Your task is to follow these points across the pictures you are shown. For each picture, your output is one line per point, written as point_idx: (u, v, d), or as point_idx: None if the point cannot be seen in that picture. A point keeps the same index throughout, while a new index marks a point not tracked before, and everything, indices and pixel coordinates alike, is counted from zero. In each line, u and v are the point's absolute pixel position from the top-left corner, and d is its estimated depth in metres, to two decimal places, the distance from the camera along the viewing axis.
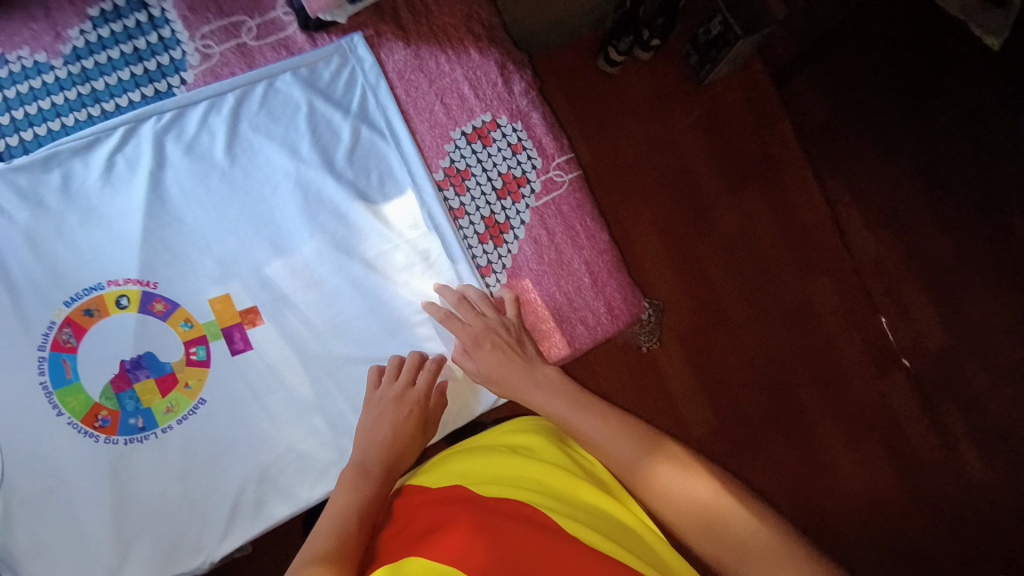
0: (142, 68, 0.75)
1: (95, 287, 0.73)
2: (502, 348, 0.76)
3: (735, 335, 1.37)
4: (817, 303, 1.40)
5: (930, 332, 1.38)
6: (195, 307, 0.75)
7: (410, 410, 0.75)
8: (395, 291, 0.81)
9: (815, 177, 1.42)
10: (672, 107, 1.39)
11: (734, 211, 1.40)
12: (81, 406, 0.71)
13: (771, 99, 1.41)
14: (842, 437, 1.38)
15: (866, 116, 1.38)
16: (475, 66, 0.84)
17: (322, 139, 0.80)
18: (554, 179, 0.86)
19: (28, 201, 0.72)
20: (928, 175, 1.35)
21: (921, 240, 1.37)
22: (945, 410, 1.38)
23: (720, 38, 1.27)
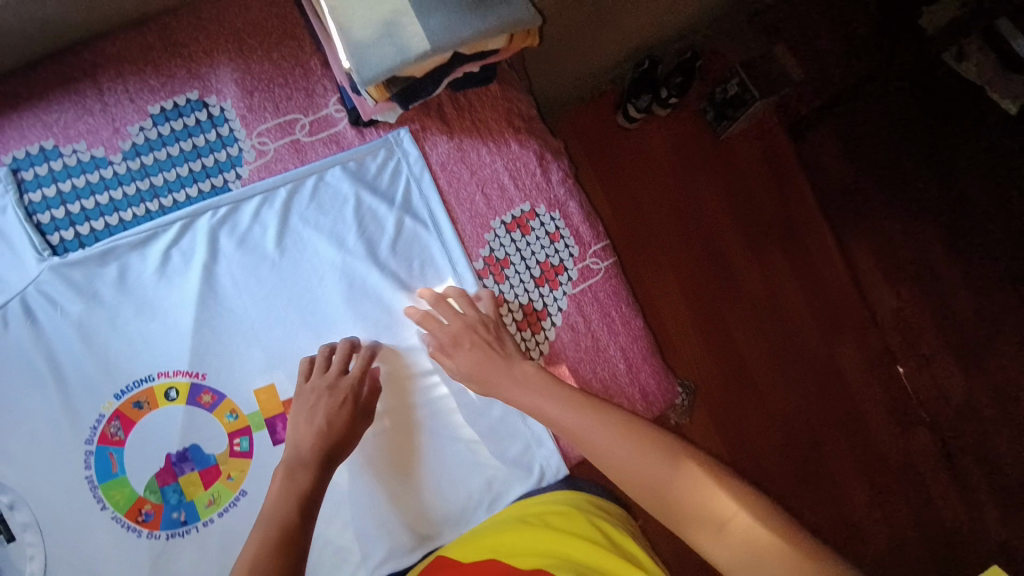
0: (200, 164, 0.79)
1: (146, 380, 0.74)
2: (472, 344, 0.77)
3: (759, 396, 1.35)
4: (840, 363, 1.38)
5: (950, 385, 1.38)
6: (241, 398, 0.76)
7: (343, 399, 0.74)
8: (434, 378, 0.82)
9: (834, 236, 1.39)
10: (692, 164, 1.36)
11: (756, 268, 1.37)
12: (125, 499, 0.73)
13: (788, 157, 1.38)
14: (864, 493, 1.36)
15: (881, 170, 1.39)
16: (515, 157, 0.87)
17: (368, 230, 0.82)
18: (591, 267, 0.87)
19: (83, 295, 0.74)
20: (942, 230, 1.38)
21: (938, 292, 1.39)
22: (965, 461, 1.38)
23: (738, 97, 1.29)
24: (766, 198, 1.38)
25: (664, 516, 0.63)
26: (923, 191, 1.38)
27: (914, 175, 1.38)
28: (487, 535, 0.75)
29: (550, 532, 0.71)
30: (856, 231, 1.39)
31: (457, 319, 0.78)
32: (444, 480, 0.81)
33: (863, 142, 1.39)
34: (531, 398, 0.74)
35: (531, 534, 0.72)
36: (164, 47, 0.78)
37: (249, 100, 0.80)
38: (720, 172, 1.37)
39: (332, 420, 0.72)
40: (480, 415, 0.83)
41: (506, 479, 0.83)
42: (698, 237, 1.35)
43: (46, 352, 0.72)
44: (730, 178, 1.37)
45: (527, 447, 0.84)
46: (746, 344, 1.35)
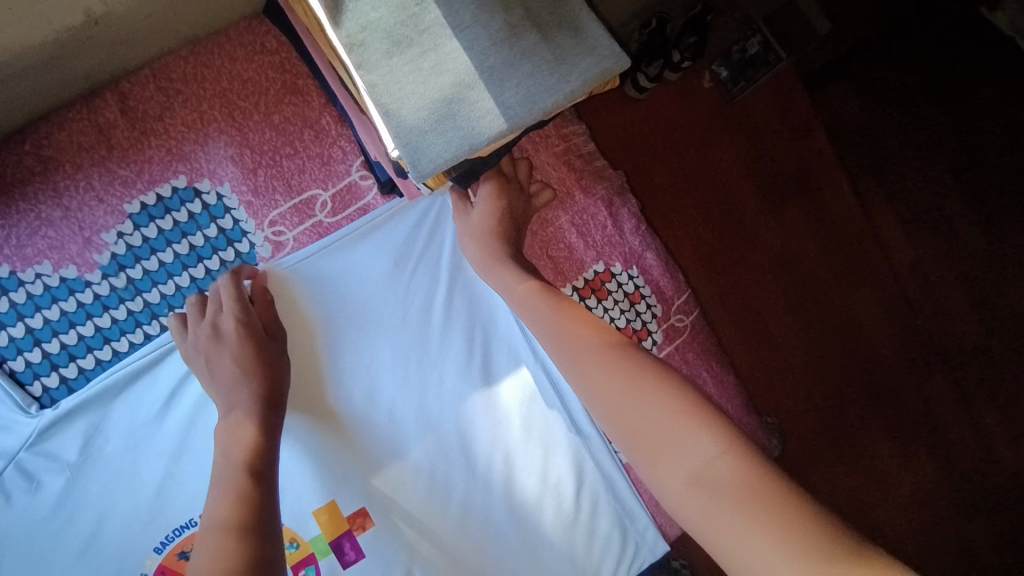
0: (202, 269, 0.65)
1: (187, 524, 0.63)
2: (504, 203, 0.65)
3: (791, 393, 1.08)
4: (877, 349, 1.10)
5: (966, 333, 1.11)
6: (301, 525, 0.67)
7: (238, 339, 0.60)
8: (517, 475, 0.73)
9: (854, 188, 1.09)
10: (711, 130, 1.04)
11: (777, 232, 1.08)
12: None
13: (807, 106, 1.07)
14: (912, 494, 1.10)
15: (901, 103, 1.08)
16: (580, 209, 0.74)
17: (415, 314, 0.71)
18: (676, 324, 0.78)
19: (86, 442, 0.62)
20: (965, 168, 1.10)
21: (964, 239, 1.10)
22: (999, 441, 1.11)
23: (759, 58, 1.01)
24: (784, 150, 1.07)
25: (648, 469, 0.46)
26: (949, 123, 1.09)
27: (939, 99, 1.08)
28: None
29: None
30: (875, 189, 1.10)
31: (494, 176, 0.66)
32: None
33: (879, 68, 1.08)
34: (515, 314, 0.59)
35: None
36: (130, 124, 0.63)
37: (252, 181, 0.65)
38: (738, 138, 1.05)
39: (240, 364, 0.59)
40: (568, 505, 0.74)
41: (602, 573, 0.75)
42: (723, 210, 1.05)
43: (63, 516, 0.61)
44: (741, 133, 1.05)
45: (620, 530, 0.76)
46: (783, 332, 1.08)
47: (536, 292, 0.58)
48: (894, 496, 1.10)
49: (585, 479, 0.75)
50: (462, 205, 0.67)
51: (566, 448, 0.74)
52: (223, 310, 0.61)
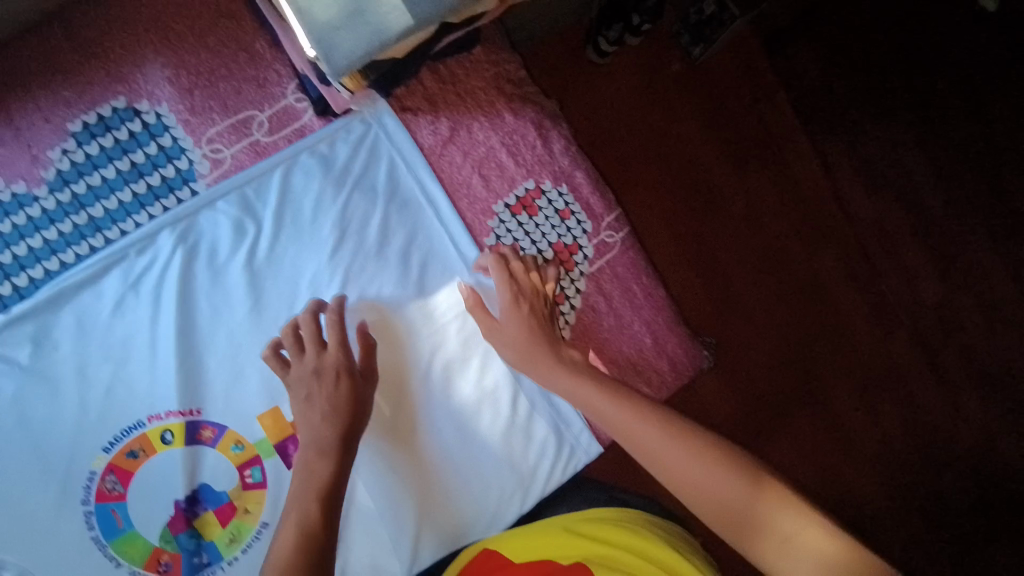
0: (143, 185, 0.66)
1: (136, 426, 0.66)
2: (528, 311, 0.69)
3: (753, 335, 1.16)
4: (825, 281, 1.19)
5: (927, 285, 1.20)
6: (245, 428, 0.68)
7: (335, 377, 0.63)
8: (455, 384, 0.76)
9: (815, 147, 1.19)
10: (662, 87, 1.15)
11: (738, 189, 1.17)
12: (140, 553, 0.66)
13: (764, 63, 1.17)
14: (867, 423, 1.18)
15: (861, 65, 1.18)
16: (511, 130, 0.75)
17: (352, 232, 0.71)
18: (606, 241, 0.80)
19: (40, 347, 0.64)
20: (926, 125, 1.19)
21: (922, 192, 1.20)
22: (955, 381, 1.20)
23: (715, 18, 1.08)
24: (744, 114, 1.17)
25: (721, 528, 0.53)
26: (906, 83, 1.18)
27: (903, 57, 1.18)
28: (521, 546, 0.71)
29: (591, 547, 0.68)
30: (836, 147, 1.19)
31: (506, 282, 0.70)
32: (476, 481, 0.77)
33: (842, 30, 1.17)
34: (556, 378, 0.66)
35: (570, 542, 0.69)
36: (74, 49, 0.65)
37: (189, 100, 0.67)
38: (693, 94, 1.16)
39: (333, 404, 0.62)
40: (506, 412, 0.78)
41: (541, 472, 0.79)
42: (682, 163, 1.16)
43: (17, 416, 0.63)
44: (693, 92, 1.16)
45: (555, 436, 0.80)
46: (744, 286, 1.16)
47: (548, 362, 0.67)
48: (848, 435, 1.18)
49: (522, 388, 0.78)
50: (481, 311, 0.72)
51: (504, 360, 0.77)
52: (326, 346, 0.64)
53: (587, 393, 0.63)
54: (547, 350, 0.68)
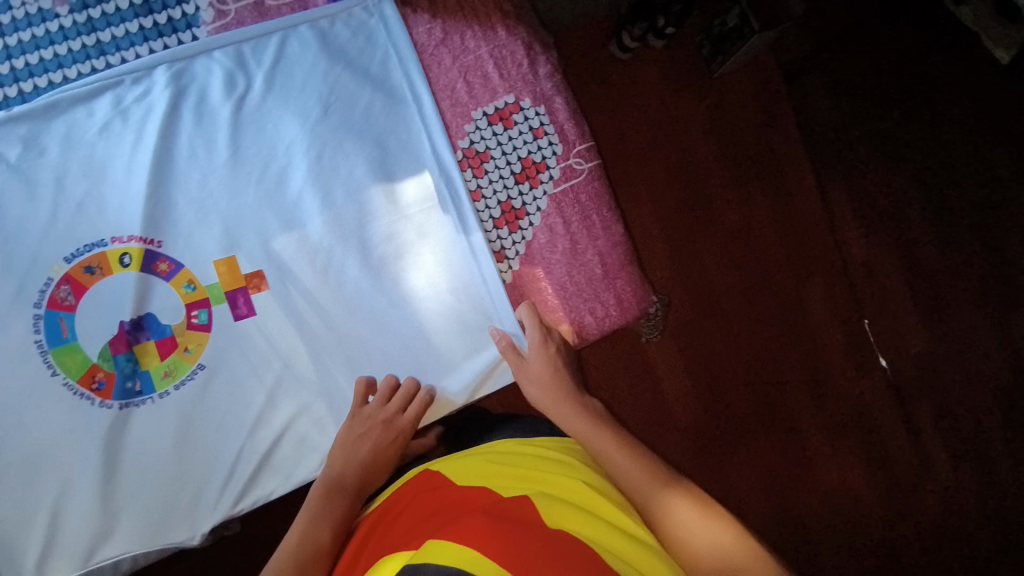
0: (151, 22, 0.71)
1: (98, 244, 0.68)
2: (557, 362, 0.79)
3: (725, 328, 1.41)
4: (805, 300, 1.43)
5: (913, 336, 1.41)
6: (200, 269, 0.70)
7: (394, 438, 0.73)
8: (405, 273, 0.78)
9: (815, 177, 1.45)
10: (682, 94, 1.44)
11: (734, 205, 1.44)
12: (77, 366, 0.68)
13: (778, 94, 1.46)
14: (822, 433, 1.39)
15: (873, 117, 1.44)
16: (501, 45, 0.80)
17: (333, 106, 0.75)
18: (574, 167, 0.83)
19: (28, 150, 0.68)
20: (930, 178, 1.43)
21: (921, 245, 1.43)
22: (923, 415, 1.40)
23: (736, 31, 1.33)
24: (749, 132, 1.45)
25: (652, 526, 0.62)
26: (914, 140, 1.44)
27: (915, 113, 1.44)
28: (428, 475, 0.66)
29: (500, 465, 0.65)
30: (834, 177, 1.45)
31: (541, 334, 0.79)
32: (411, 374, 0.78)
33: (854, 78, 1.45)
34: (562, 409, 0.76)
35: (479, 465, 0.65)
36: None
37: None
38: (709, 106, 1.45)
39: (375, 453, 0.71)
40: (453, 309, 0.79)
41: (477, 377, 0.79)
42: (685, 174, 1.43)
43: None
44: (710, 105, 1.45)
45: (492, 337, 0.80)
46: (725, 297, 1.41)
47: (566, 399, 0.76)
48: (810, 452, 1.38)
49: (472, 290, 0.80)
50: (514, 358, 0.78)
51: (456, 256, 0.79)
52: (391, 403, 0.74)
53: (571, 414, 0.75)
54: (569, 390, 0.78)
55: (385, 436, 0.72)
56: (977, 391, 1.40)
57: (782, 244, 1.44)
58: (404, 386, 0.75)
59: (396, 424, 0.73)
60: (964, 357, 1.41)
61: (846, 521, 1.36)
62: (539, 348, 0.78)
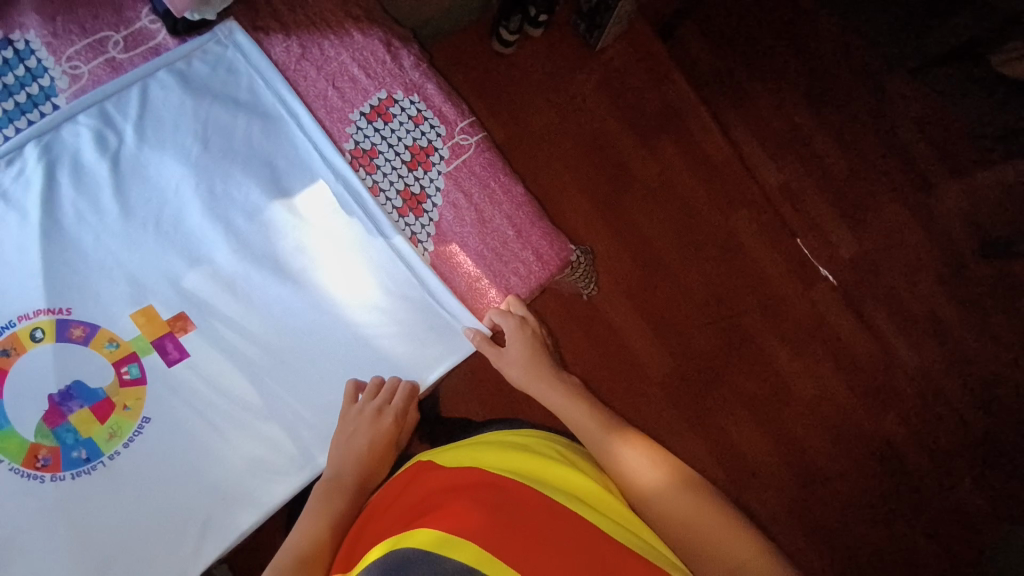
0: (12, 103, 0.73)
1: (7, 325, 0.68)
2: (538, 343, 0.83)
3: (668, 272, 1.48)
4: (737, 231, 1.52)
5: (843, 242, 1.55)
6: (117, 325, 0.71)
7: (388, 429, 0.73)
8: (324, 279, 0.79)
9: (713, 118, 1.57)
10: (573, 71, 1.52)
11: (651, 161, 1.52)
12: (18, 449, 0.67)
13: (660, 54, 1.56)
14: (789, 349, 1.49)
15: (746, 56, 1.60)
16: (360, 47, 0.83)
17: (211, 138, 0.77)
18: (461, 143, 0.86)
19: None
20: (810, 98, 1.61)
21: (823, 156, 1.59)
22: (873, 310, 1.53)
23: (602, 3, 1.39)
24: (648, 91, 1.55)
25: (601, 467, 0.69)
26: (791, 68, 1.61)
27: (784, 44, 1.61)
28: (404, 478, 0.65)
29: (486, 450, 0.65)
30: (732, 116, 1.58)
31: (522, 320, 0.83)
32: (356, 375, 0.78)
33: (719, 26, 1.61)
34: (543, 381, 0.80)
35: (461, 453, 0.65)
36: None
37: (52, 26, 0.74)
38: (599, 79, 1.53)
39: (370, 446, 0.72)
40: (381, 300, 0.80)
41: (423, 360, 0.81)
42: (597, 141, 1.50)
43: None
44: (603, 77, 1.53)
45: (430, 316, 0.82)
46: (658, 244, 1.48)
47: (547, 374, 0.81)
48: (782, 370, 1.48)
49: (397, 278, 0.81)
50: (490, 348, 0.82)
51: (371, 249, 0.80)
52: (378, 396, 0.75)
53: (546, 381, 0.80)
54: (547, 367, 0.82)
55: (380, 430, 0.72)
56: (908, 274, 1.55)
57: (703, 184, 1.54)
58: (370, 386, 0.76)
59: (387, 414, 0.73)
60: (887, 247, 1.56)
61: (830, 423, 1.47)
62: (519, 330, 0.82)
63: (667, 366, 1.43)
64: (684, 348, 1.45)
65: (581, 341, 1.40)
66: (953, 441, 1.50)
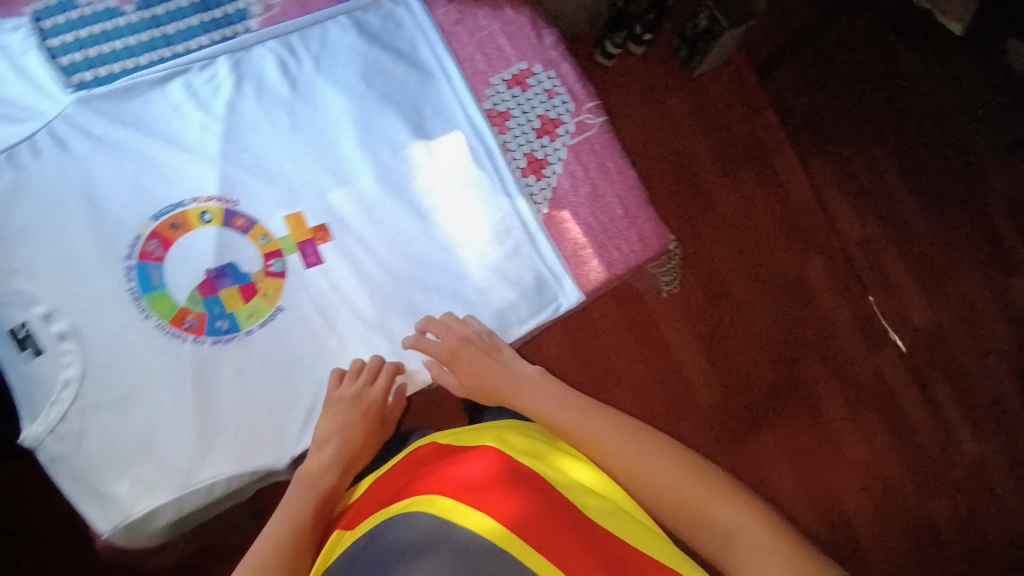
0: (208, 16, 0.84)
1: (180, 204, 0.78)
2: (478, 356, 0.79)
3: (732, 303, 1.53)
4: (809, 279, 1.56)
5: (914, 306, 1.56)
6: (272, 223, 0.80)
7: (368, 411, 0.77)
8: (445, 220, 0.86)
9: (801, 163, 1.60)
10: (669, 92, 1.58)
11: (732, 193, 1.56)
12: (168, 310, 0.77)
13: (755, 90, 1.60)
14: (842, 404, 1.52)
15: (842, 108, 1.61)
16: (509, 21, 0.91)
17: (372, 78, 0.85)
18: (586, 121, 0.92)
19: (116, 122, 0.77)
20: (900, 160, 1.60)
21: (907, 218, 1.59)
22: (934, 383, 1.54)
23: (707, 31, 1.46)
24: (738, 124, 1.59)
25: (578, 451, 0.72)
26: (886, 128, 1.61)
27: (885, 105, 1.61)
28: (399, 463, 0.74)
29: (489, 429, 0.74)
30: (819, 164, 1.60)
31: (456, 338, 0.79)
32: (458, 312, 0.85)
33: (823, 72, 1.61)
34: (491, 393, 0.79)
35: (472, 432, 0.74)
36: None
37: None
38: (692, 103, 1.58)
39: (351, 425, 0.76)
40: (491, 249, 0.87)
41: (519, 311, 0.87)
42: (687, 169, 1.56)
43: (81, 176, 0.75)
44: (699, 100, 1.59)
45: (534, 274, 0.88)
46: (727, 275, 1.53)
47: (485, 388, 0.79)
48: (829, 421, 1.51)
49: (510, 232, 0.88)
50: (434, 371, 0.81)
51: (491, 202, 0.87)
52: (365, 380, 0.78)
53: (493, 387, 0.79)
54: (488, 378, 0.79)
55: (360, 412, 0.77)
56: (977, 350, 1.55)
57: (778, 225, 1.57)
58: (370, 367, 0.79)
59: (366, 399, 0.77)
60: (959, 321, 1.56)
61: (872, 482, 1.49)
62: (451, 364, 0.79)
63: (714, 394, 1.49)
64: (736, 378, 1.50)
65: (634, 353, 1.47)
66: (995, 524, 1.50)
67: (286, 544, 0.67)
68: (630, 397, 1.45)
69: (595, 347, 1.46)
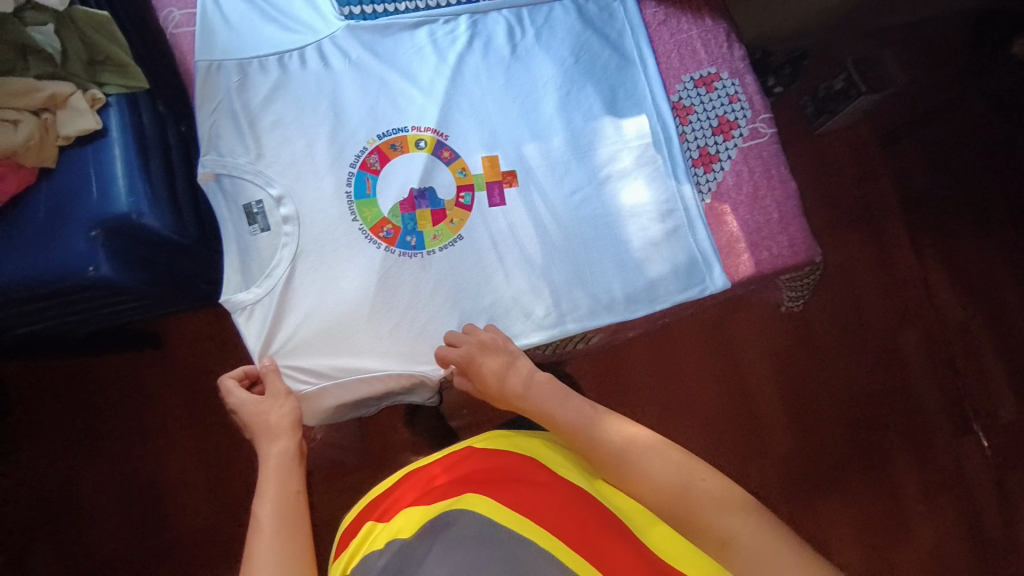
0: None
1: (402, 129, 0.90)
2: (495, 358, 0.80)
3: (824, 353, 1.53)
4: (902, 349, 1.54)
5: (1004, 403, 1.51)
6: (472, 161, 0.91)
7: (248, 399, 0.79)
8: (617, 189, 0.94)
9: (912, 241, 1.59)
10: (786, 142, 1.64)
11: (834, 252, 1.58)
12: (372, 217, 0.87)
13: (876, 157, 1.63)
14: (918, 484, 1.47)
15: (962, 191, 1.61)
16: (708, 29, 1.00)
17: (581, 54, 0.96)
18: (759, 129, 0.98)
19: (370, 52, 0.91)
20: (1012, 255, 1.58)
21: (1012, 313, 1.56)
22: (1014, 489, 1.47)
23: (843, 92, 1.50)
24: (852, 186, 1.62)
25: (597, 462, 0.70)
26: (1003, 221, 1.59)
27: (1006, 199, 1.60)
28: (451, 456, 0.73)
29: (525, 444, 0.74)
30: (928, 240, 1.59)
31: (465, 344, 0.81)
32: (613, 273, 0.92)
33: (952, 153, 1.63)
34: (509, 391, 0.78)
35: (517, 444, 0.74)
36: None
37: None
38: (809, 156, 1.63)
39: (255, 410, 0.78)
40: (653, 223, 0.94)
41: (668, 285, 0.93)
42: None
43: (330, 89, 0.89)
44: (814, 156, 1.63)
45: (690, 253, 0.93)
46: (820, 323, 1.54)
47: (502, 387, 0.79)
48: (899, 497, 1.46)
49: (674, 212, 0.94)
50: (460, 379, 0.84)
51: (661, 182, 0.95)
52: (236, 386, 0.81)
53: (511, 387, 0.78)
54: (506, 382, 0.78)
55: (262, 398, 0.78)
56: None
57: (875, 288, 1.57)
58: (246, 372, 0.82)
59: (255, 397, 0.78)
60: None
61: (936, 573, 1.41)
62: (464, 368, 0.81)
63: (790, 441, 1.47)
64: (817, 427, 1.49)
65: (710, 381, 1.49)
66: None
67: (275, 522, 0.65)
68: (698, 426, 1.46)
69: (676, 367, 1.49)
